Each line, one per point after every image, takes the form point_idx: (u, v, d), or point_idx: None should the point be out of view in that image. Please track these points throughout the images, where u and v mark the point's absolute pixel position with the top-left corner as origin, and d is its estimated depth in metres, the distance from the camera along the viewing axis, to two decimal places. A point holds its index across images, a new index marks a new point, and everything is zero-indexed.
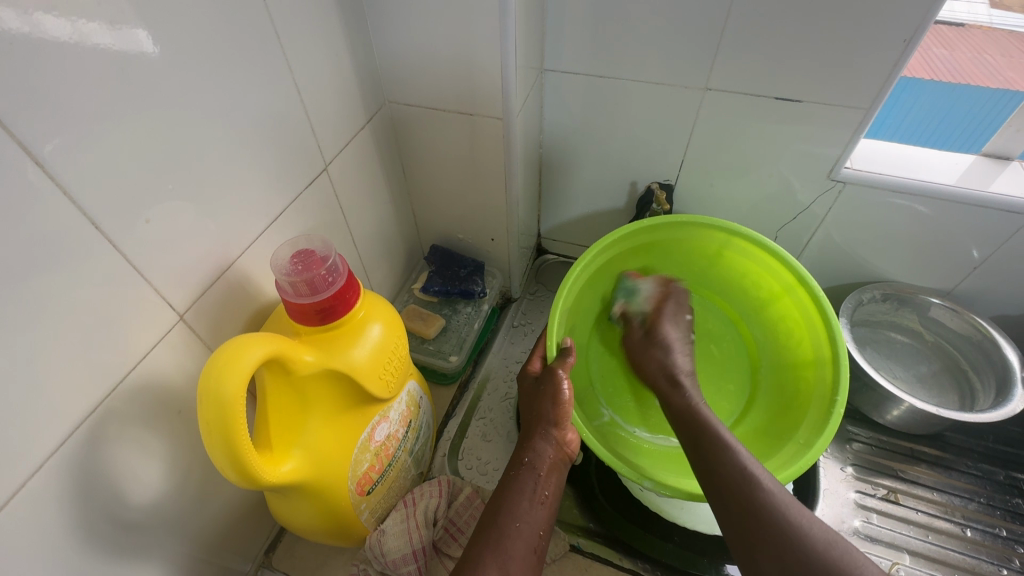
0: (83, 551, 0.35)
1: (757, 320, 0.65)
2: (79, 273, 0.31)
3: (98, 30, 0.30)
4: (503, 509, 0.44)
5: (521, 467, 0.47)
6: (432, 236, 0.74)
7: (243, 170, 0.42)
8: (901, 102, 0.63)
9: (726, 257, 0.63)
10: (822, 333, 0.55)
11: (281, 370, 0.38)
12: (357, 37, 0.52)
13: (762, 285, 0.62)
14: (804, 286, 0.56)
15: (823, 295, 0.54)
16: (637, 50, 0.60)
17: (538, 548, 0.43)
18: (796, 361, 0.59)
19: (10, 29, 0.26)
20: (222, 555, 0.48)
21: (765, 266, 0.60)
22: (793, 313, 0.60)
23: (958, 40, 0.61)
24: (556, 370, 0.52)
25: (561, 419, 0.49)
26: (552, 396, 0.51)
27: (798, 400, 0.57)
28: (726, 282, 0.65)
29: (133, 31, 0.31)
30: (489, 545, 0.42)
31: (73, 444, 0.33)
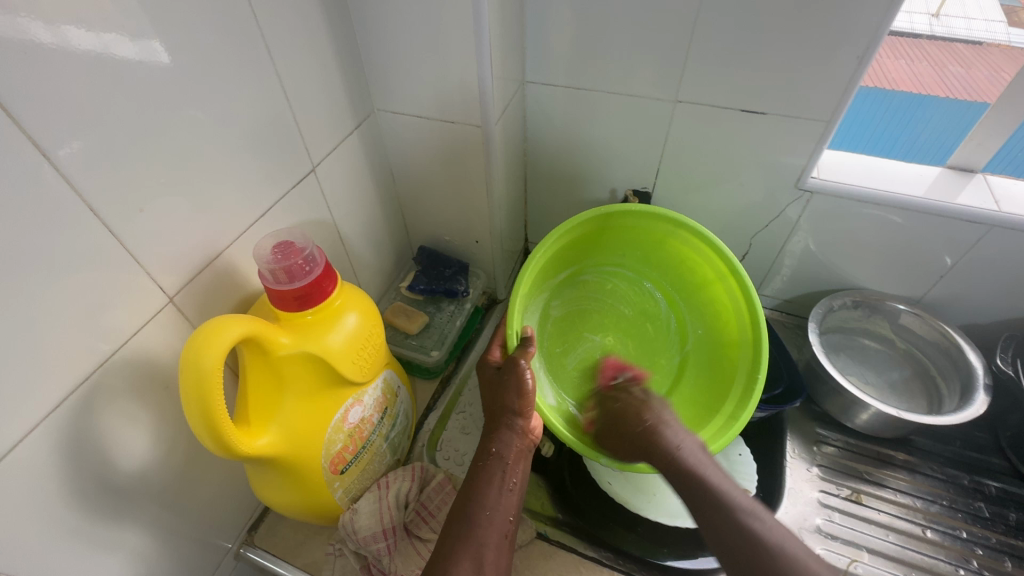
0: (74, 508, 0.38)
1: (690, 304, 0.68)
2: (77, 253, 0.35)
3: (117, 43, 0.35)
4: (474, 499, 0.47)
5: (489, 457, 0.50)
6: (420, 237, 0.78)
7: (234, 168, 0.46)
8: (918, 121, 0.65)
9: (668, 244, 0.66)
10: (746, 322, 0.60)
11: (260, 350, 0.41)
12: (345, 49, 0.56)
13: (697, 272, 0.65)
14: (737, 278, 0.60)
15: (751, 287, 0.58)
16: (612, 63, 0.63)
17: (508, 533, 0.46)
18: (720, 343, 0.64)
19: (43, 43, 0.31)
20: (206, 527, 0.51)
21: (701, 255, 0.63)
22: (721, 299, 0.64)
23: (975, 57, 0.63)
24: (519, 361, 0.54)
25: (524, 410, 0.52)
26: (515, 389, 0.52)
27: (726, 379, 0.62)
28: (667, 266, 0.68)
29: (148, 44, 0.36)
30: (461, 538, 0.44)
31: (65, 409, 0.36)
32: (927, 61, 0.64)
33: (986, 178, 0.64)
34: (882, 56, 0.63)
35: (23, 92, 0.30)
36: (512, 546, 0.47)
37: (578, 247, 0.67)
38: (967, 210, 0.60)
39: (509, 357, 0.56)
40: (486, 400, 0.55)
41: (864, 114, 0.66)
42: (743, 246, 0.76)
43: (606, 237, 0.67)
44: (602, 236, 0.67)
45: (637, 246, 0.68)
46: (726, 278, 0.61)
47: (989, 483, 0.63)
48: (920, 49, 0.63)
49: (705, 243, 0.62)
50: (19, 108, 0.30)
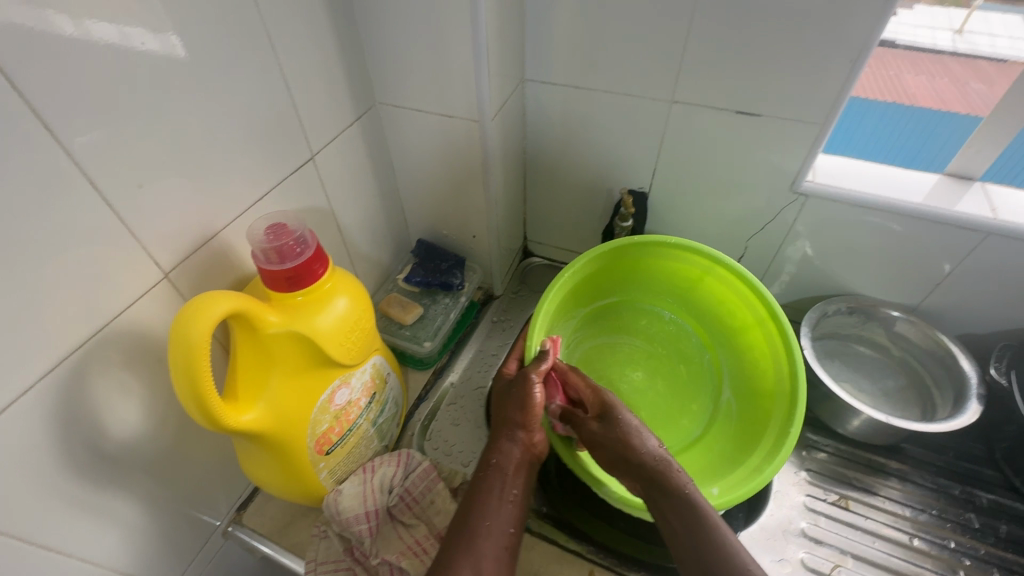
0: (64, 473, 0.40)
1: (729, 350, 0.69)
2: (77, 226, 0.37)
3: (135, 33, 0.37)
4: (475, 508, 0.46)
5: (488, 469, 0.50)
6: (420, 231, 0.79)
7: (234, 152, 0.47)
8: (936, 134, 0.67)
9: (705, 282, 0.68)
10: (784, 366, 0.59)
11: (250, 327, 0.43)
12: (348, 41, 0.58)
13: (738, 316, 0.66)
14: (776, 320, 0.60)
15: (790, 329, 0.58)
16: (612, 64, 0.64)
17: (509, 545, 0.45)
18: (757, 390, 0.62)
19: (64, 32, 0.33)
20: (194, 501, 0.52)
21: (740, 296, 0.64)
22: (761, 344, 0.63)
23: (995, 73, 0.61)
24: (529, 375, 0.56)
25: (527, 422, 0.53)
26: (519, 403, 0.54)
27: (759, 426, 0.59)
28: (702, 306, 0.71)
29: (163, 36, 0.39)
30: (462, 547, 0.44)
31: (58, 374, 0.38)
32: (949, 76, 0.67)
33: (984, 186, 0.63)
34: (904, 71, 0.67)
35: (32, 69, 0.32)
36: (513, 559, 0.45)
37: (610, 278, 0.72)
38: (963, 218, 0.60)
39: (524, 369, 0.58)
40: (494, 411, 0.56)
41: (881, 130, 0.68)
42: (739, 249, 0.76)
43: (641, 272, 0.71)
44: (637, 272, 0.71)
45: (676, 286, 0.71)
46: (765, 321, 0.61)
47: (981, 494, 0.63)
48: (940, 65, 0.67)
49: (743, 283, 0.63)
50: (30, 86, 0.32)
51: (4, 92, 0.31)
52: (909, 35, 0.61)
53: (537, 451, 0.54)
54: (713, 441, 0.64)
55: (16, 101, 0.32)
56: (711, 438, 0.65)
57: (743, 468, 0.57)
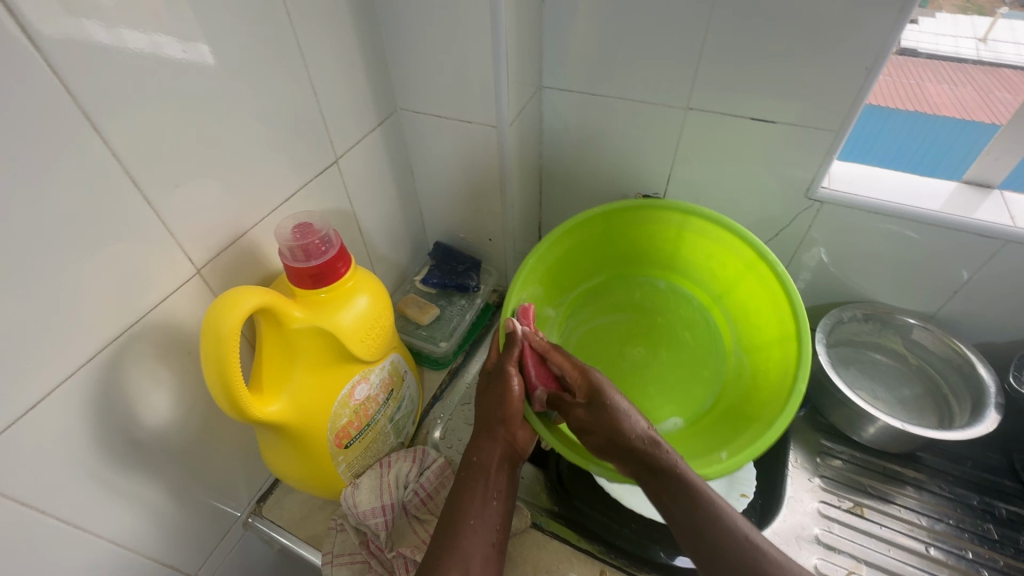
0: (100, 457, 0.42)
1: (729, 303, 0.69)
2: (118, 223, 0.39)
3: (166, 42, 0.39)
4: (458, 511, 0.48)
5: (470, 467, 0.52)
6: (437, 234, 0.81)
7: (264, 155, 0.50)
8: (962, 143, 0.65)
9: (686, 237, 0.67)
10: (786, 311, 0.58)
11: (276, 321, 0.44)
12: (372, 49, 0.60)
13: (728, 267, 0.66)
14: (766, 263, 0.59)
15: (782, 269, 0.58)
16: (627, 71, 0.66)
17: (495, 542, 0.48)
18: (764, 342, 0.63)
19: (104, 41, 0.35)
20: (218, 490, 0.54)
21: (723, 243, 0.64)
22: (757, 290, 0.63)
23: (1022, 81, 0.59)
24: (507, 370, 0.55)
25: (507, 418, 0.54)
26: (501, 401, 0.54)
27: (771, 382, 0.60)
28: (690, 263, 0.70)
29: (194, 45, 0.41)
30: (448, 549, 0.46)
31: (98, 362, 0.40)
32: (972, 87, 0.64)
33: (1003, 194, 0.63)
34: (924, 79, 0.64)
35: (82, 74, 0.34)
36: (501, 552, 0.49)
37: (590, 256, 0.72)
38: (981, 225, 0.60)
39: (499, 356, 0.58)
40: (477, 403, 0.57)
41: (905, 137, 0.66)
42: None
43: (622, 239, 0.70)
44: (616, 243, 0.71)
45: (660, 250, 0.71)
46: (755, 264, 0.61)
47: (1000, 505, 0.62)
48: (966, 74, 0.64)
49: (723, 231, 0.63)
50: (80, 88, 0.34)
51: (57, 94, 0.33)
52: (932, 44, 0.61)
53: (520, 446, 0.55)
54: (726, 404, 0.65)
55: (67, 103, 0.34)
56: (726, 400, 0.66)
57: (756, 427, 0.58)
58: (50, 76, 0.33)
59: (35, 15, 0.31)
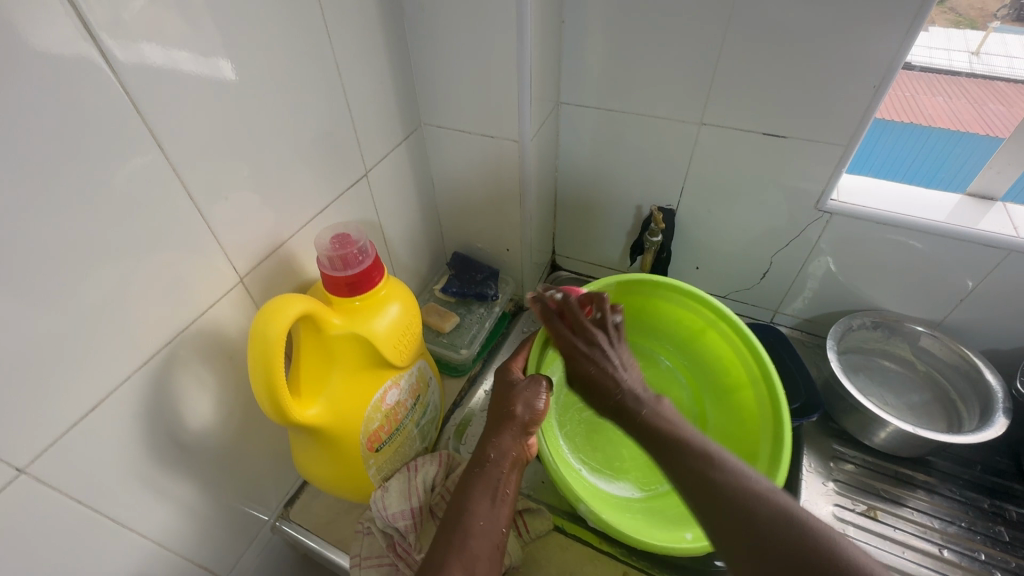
0: (146, 458, 0.43)
1: (719, 407, 0.69)
2: (170, 232, 0.41)
3: (182, 58, 0.38)
4: (469, 507, 0.48)
5: (485, 464, 0.52)
6: (455, 244, 0.83)
7: (300, 169, 0.52)
8: (958, 155, 0.68)
9: (708, 334, 0.69)
10: (769, 426, 0.59)
11: (315, 328, 0.46)
12: (400, 67, 0.62)
13: (733, 375, 0.67)
14: (768, 381, 0.61)
15: (780, 387, 0.59)
16: (642, 87, 0.68)
17: (499, 543, 0.48)
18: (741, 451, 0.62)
19: (159, 63, 0.37)
20: (250, 494, 0.56)
21: (738, 355, 0.66)
22: (750, 405, 0.64)
23: (1015, 95, 0.64)
24: (539, 383, 0.58)
25: (529, 422, 0.55)
26: (528, 403, 0.56)
27: None
28: (702, 358, 0.72)
29: (213, 58, 0.41)
30: (456, 546, 0.45)
31: (151, 365, 0.42)
32: (966, 98, 0.67)
33: (1005, 206, 0.65)
34: (920, 92, 0.66)
35: (147, 92, 0.37)
36: (501, 556, 0.48)
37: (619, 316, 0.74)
38: (985, 235, 0.62)
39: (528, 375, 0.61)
40: (495, 404, 0.58)
41: (902, 147, 0.69)
42: (764, 264, 0.79)
43: (651, 311, 0.73)
44: (647, 312, 0.73)
45: (679, 336, 0.73)
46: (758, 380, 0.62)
47: (1010, 507, 0.63)
48: (960, 86, 0.67)
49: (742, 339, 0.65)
50: (145, 105, 0.37)
51: (127, 113, 0.36)
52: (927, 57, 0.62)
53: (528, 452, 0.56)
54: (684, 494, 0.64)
55: (134, 120, 0.37)
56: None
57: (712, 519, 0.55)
58: (121, 94, 0.35)
59: (110, 39, 0.34)
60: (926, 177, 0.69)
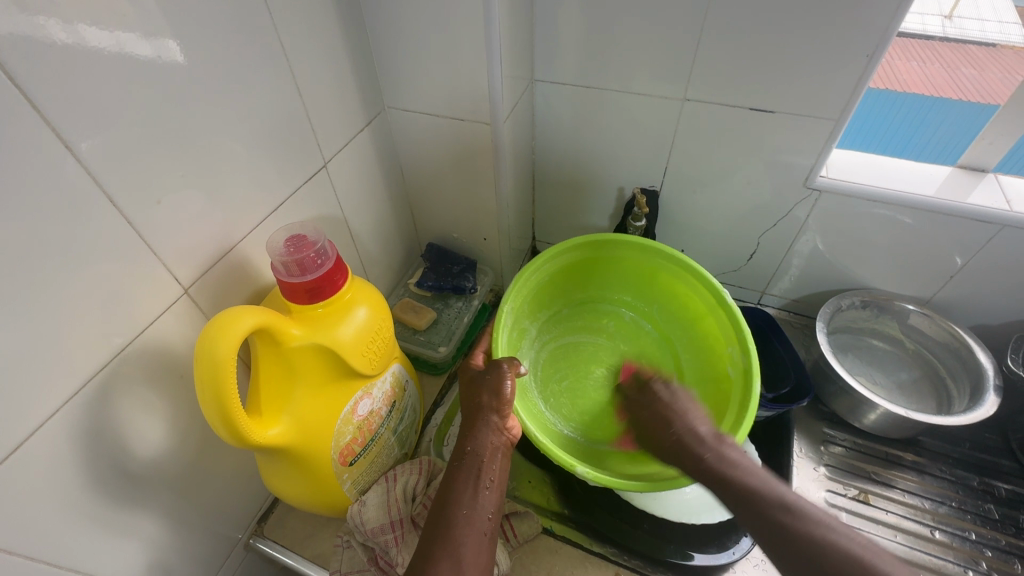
0: (91, 493, 0.39)
1: (685, 341, 0.68)
2: (96, 245, 0.36)
3: (136, 42, 0.35)
4: (450, 500, 0.44)
5: (463, 457, 0.48)
6: (430, 235, 0.79)
7: (248, 164, 0.47)
8: (932, 120, 0.65)
9: (659, 277, 0.68)
10: (737, 348, 0.58)
11: (272, 341, 0.42)
12: (357, 45, 0.57)
13: (691, 307, 0.66)
14: (723, 305, 0.61)
15: (732, 303, 0.59)
16: (622, 61, 0.64)
17: (488, 532, 0.43)
18: (717, 376, 0.62)
19: (58, 40, 0.31)
20: (217, 515, 0.52)
21: (689, 286, 0.65)
22: (713, 331, 0.64)
23: (988, 60, 0.63)
24: (502, 367, 0.53)
25: (502, 408, 0.51)
26: (492, 390, 0.52)
27: (718, 411, 0.59)
28: (660, 299, 0.70)
29: (164, 41, 0.37)
30: (441, 538, 0.42)
31: (85, 393, 0.37)
32: (939, 63, 0.64)
33: (997, 177, 0.63)
34: (894, 57, 0.64)
35: (51, 85, 0.31)
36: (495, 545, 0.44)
37: (574, 280, 0.72)
38: (978, 210, 0.60)
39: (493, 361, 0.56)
40: (462, 402, 0.54)
41: (876, 116, 0.67)
42: (751, 245, 0.76)
43: (599, 269, 0.71)
44: (595, 269, 0.71)
45: (631, 282, 0.71)
46: (716, 309, 0.62)
47: (999, 485, 0.63)
48: (932, 50, 0.63)
49: (689, 272, 0.64)
50: (49, 100, 0.31)
51: (23, 112, 0.30)
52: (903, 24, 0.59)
53: (512, 435, 0.52)
54: None
55: (35, 119, 0.31)
56: None
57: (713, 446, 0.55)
58: (15, 90, 0.30)
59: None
60: (903, 146, 0.67)
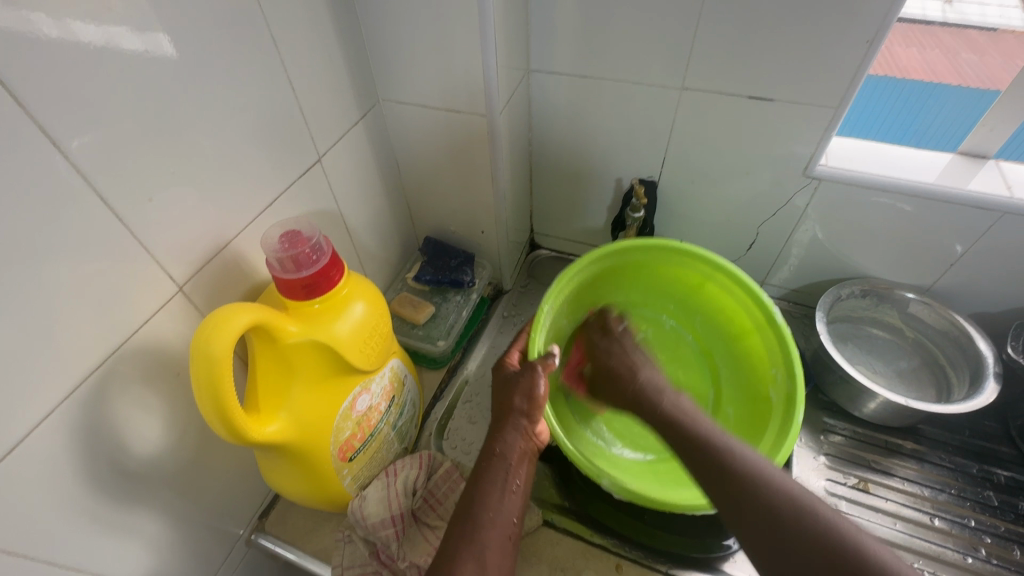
0: (90, 493, 0.39)
1: (729, 355, 0.68)
2: (87, 243, 0.35)
3: (126, 36, 0.35)
4: (477, 500, 0.44)
5: (491, 458, 0.47)
6: (427, 228, 0.79)
7: (240, 160, 0.46)
8: (931, 108, 0.65)
9: (706, 289, 0.66)
10: (782, 376, 0.57)
11: (268, 338, 0.42)
12: (349, 37, 0.56)
13: (738, 323, 0.65)
14: (775, 327, 0.59)
15: (786, 328, 0.58)
16: (619, 50, 0.63)
17: (512, 534, 0.44)
18: (760, 396, 0.61)
19: (44, 34, 0.30)
20: (217, 512, 0.52)
21: (739, 303, 0.63)
22: (758, 351, 0.63)
23: (988, 45, 0.62)
24: (536, 367, 0.53)
25: (532, 412, 0.51)
26: (525, 393, 0.51)
27: (758, 432, 0.59)
28: (706, 310, 0.69)
29: (153, 35, 0.36)
30: (466, 537, 0.42)
31: (81, 392, 0.37)
32: (939, 49, 0.63)
33: (997, 164, 0.63)
34: (894, 44, 0.62)
35: (37, 80, 0.31)
36: (516, 546, 0.44)
37: (614, 282, 0.70)
38: (978, 197, 0.59)
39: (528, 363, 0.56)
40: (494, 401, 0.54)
41: (876, 103, 0.66)
42: (750, 235, 0.76)
43: (642, 274, 0.69)
44: (640, 275, 0.69)
45: (677, 291, 0.69)
46: (765, 329, 0.60)
47: (998, 472, 0.63)
48: (933, 36, 0.63)
49: (741, 288, 0.62)
50: (35, 97, 0.31)
51: (10, 110, 0.30)
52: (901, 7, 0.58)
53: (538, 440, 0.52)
54: None
55: (21, 117, 0.30)
56: None
57: None
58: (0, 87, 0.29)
59: None
60: (903, 134, 0.66)
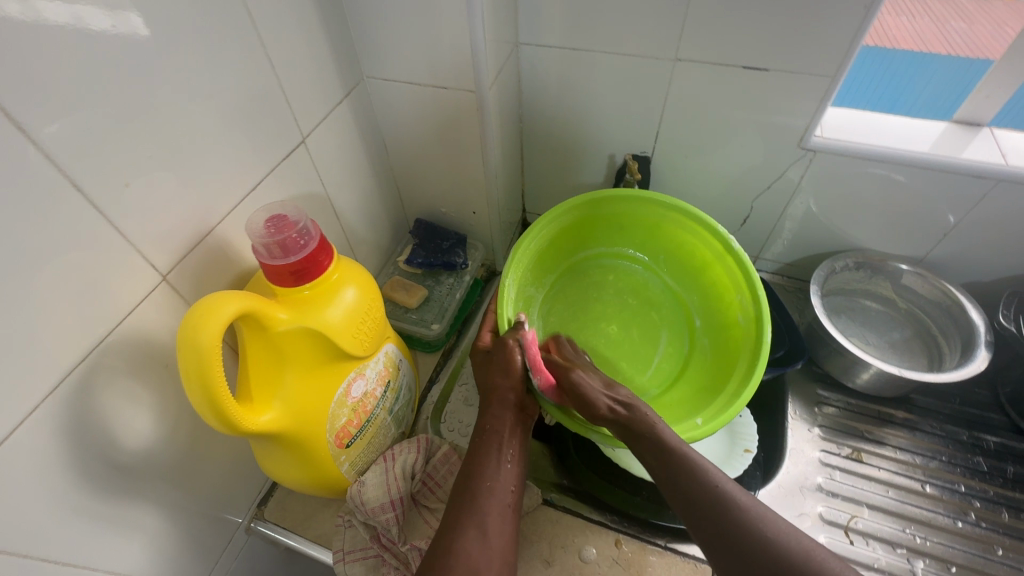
0: (81, 488, 0.38)
1: (694, 290, 0.67)
2: (64, 232, 0.34)
3: (93, 13, 0.33)
4: (473, 473, 0.45)
5: (483, 433, 0.48)
6: (417, 210, 0.77)
7: (221, 143, 0.44)
8: (920, 77, 0.64)
9: (663, 229, 0.65)
10: (744, 298, 0.57)
11: (257, 325, 0.41)
12: (331, 11, 0.53)
13: (696, 257, 0.64)
14: (733, 254, 0.58)
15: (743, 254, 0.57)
16: (611, 21, 0.61)
17: (512, 502, 0.45)
18: (725, 324, 0.61)
19: (9, 14, 0.29)
20: (214, 501, 0.52)
21: (696, 237, 0.62)
22: (720, 280, 0.62)
23: (977, 13, 0.62)
24: (508, 340, 0.53)
25: (516, 385, 0.51)
26: (503, 367, 0.51)
27: (727, 364, 0.59)
28: (666, 251, 0.67)
29: (125, 14, 0.34)
30: (465, 506, 0.43)
31: (67, 387, 0.36)
32: (927, 17, 0.63)
33: (992, 131, 0.62)
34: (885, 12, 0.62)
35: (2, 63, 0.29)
36: (518, 514, 0.45)
37: (571, 239, 0.68)
38: (974, 166, 0.59)
39: (500, 339, 0.55)
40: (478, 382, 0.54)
41: (869, 70, 0.64)
42: (744, 210, 0.75)
43: (600, 225, 0.67)
44: (595, 225, 0.67)
45: (637, 235, 0.68)
46: (724, 257, 0.60)
47: (988, 438, 0.64)
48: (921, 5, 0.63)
49: (696, 223, 0.61)
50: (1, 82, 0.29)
51: None
52: None
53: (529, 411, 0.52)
54: (691, 377, 0.63)
55: None
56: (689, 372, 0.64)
57: (720, 399, 0.56)
58: None
59: None
60: (893, 102, 0.64)
